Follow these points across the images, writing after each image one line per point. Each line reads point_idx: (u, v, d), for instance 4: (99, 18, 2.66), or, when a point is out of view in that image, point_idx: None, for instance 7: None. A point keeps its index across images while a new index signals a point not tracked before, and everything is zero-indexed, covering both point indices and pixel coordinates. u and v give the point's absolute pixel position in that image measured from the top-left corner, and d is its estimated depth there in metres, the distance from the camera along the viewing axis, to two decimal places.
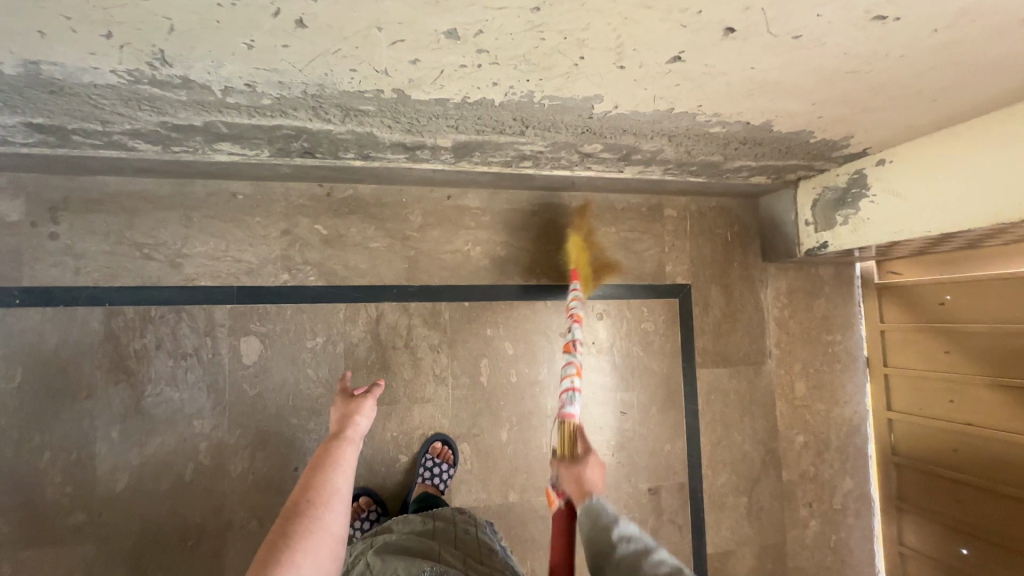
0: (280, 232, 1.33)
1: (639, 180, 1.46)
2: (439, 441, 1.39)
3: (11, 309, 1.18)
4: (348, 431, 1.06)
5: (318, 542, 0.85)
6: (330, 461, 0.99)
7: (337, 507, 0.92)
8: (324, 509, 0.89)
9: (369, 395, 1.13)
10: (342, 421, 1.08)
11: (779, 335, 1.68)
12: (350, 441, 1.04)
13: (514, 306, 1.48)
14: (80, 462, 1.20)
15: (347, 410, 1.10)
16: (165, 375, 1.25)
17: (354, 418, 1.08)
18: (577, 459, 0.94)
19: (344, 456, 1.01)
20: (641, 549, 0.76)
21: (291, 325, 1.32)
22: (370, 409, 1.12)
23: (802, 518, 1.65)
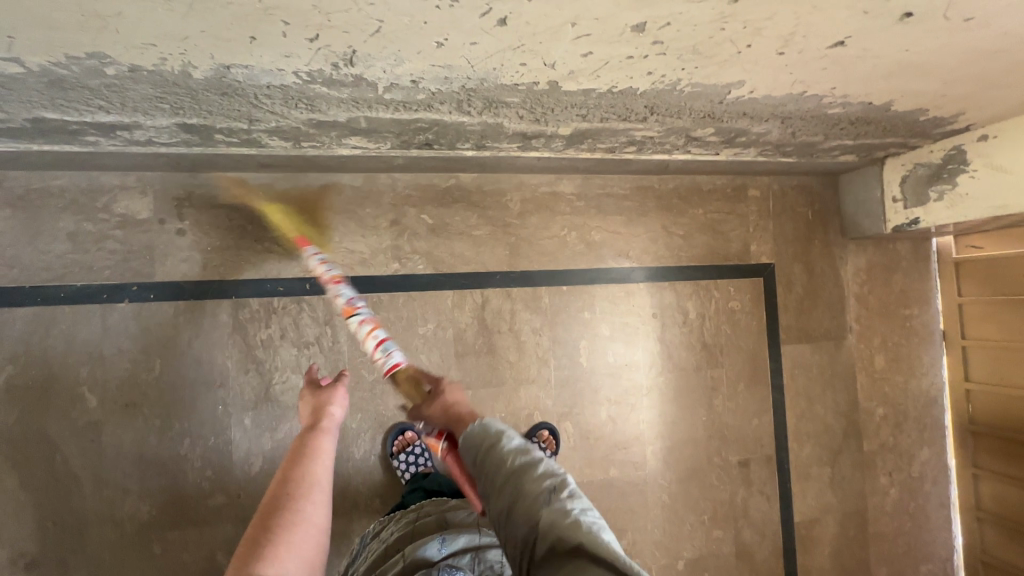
0: (390, 223, 1.37)
1: (731, 162, 1.49)
2: (547, 430, 1.43)
3: (147, 303, 1.24)
4: (323, 421, 0.87)
5: (300, 542, 0.66)
6: (302, 455, 0.79)
7: (320, 500, 0.73)
8: (305, 504, 0.71)
9: (339, 381, 0.93)
10: (315, 410, 0.88)
11: (859, 311, 1.71)
12: (326, 431, 0.85)
13: (609, 289, 1.52)
14: (217, 447, 1.26)
15: (318, 400, 0.91)
16: (290, 363, 1.30)
17: (328, 407, 0.89)
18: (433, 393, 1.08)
19: (320, 449, 0.82)
20: (528, 458, 0.75)
21: (404, 312, 1.37)
22: (343, 398, 0.92)
23: (882, 486, 1.70)
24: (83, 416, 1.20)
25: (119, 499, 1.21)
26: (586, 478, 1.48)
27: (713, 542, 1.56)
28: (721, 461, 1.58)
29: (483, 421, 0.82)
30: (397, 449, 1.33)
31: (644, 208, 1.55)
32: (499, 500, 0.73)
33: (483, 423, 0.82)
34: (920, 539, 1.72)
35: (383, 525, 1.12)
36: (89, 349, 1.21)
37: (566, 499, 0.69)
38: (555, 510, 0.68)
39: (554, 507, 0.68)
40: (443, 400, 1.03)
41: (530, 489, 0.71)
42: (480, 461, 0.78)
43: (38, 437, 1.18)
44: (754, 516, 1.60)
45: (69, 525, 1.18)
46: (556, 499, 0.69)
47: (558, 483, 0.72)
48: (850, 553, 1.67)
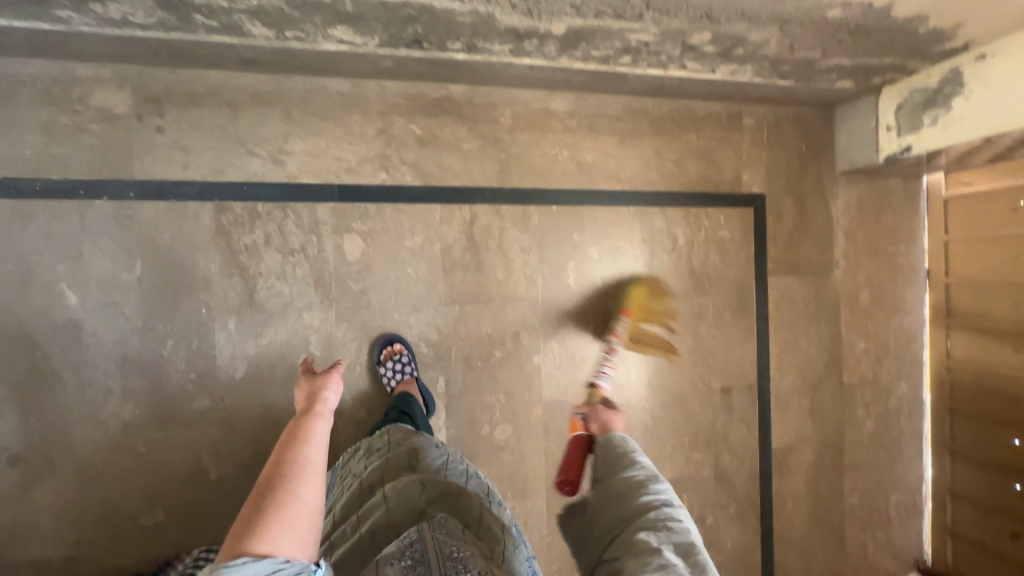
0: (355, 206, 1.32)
1: (726, 84, 1.46)
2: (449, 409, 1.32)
3: (127, 202, 1.21)
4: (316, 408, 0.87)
5: (293, 519, 0.65)
6: (297, 438, 0.78)
7: (315, 477, 0.71)
8: (299, 482, 0.69)
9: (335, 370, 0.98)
10: (309, 397, 0.91)
11: (847, 246, 1.71)
12: (318, 417, 0.85)
13: (599, 211, 1.50)
14: (201, 350, 1.25)
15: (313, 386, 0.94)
16: (275, 269, 1.29)
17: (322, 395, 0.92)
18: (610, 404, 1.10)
19: (313, 434, 0.80)
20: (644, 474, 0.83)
21: (391, 224, 1.35)
22: (337, 384, 0.95)
23: (860, 418, 1.73)
24: (63, 314, 1.18)
25: (101, 399, 1.20)
26: (571, 397, 1.49)
27: (693, 465, 1.59)
28: (704, 387, 1.60)
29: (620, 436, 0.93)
30: (384, 359, 1.33)
31: (637, 131, 1.53)
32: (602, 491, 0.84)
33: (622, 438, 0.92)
34: (894, 470, 1.77)
35: (354, 460, 1.12)
36: (68, 246, 1.18)
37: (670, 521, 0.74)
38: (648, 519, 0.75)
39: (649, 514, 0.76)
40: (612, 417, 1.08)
41: (637, 503, 0.79)
42: (604, 461, 0.89)
43: (17, 332, 1.16)
44: (734, 442, 1.63)
45: (51, 421, 1.18)
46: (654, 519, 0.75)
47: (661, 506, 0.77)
48: (826, 481, 1.71)
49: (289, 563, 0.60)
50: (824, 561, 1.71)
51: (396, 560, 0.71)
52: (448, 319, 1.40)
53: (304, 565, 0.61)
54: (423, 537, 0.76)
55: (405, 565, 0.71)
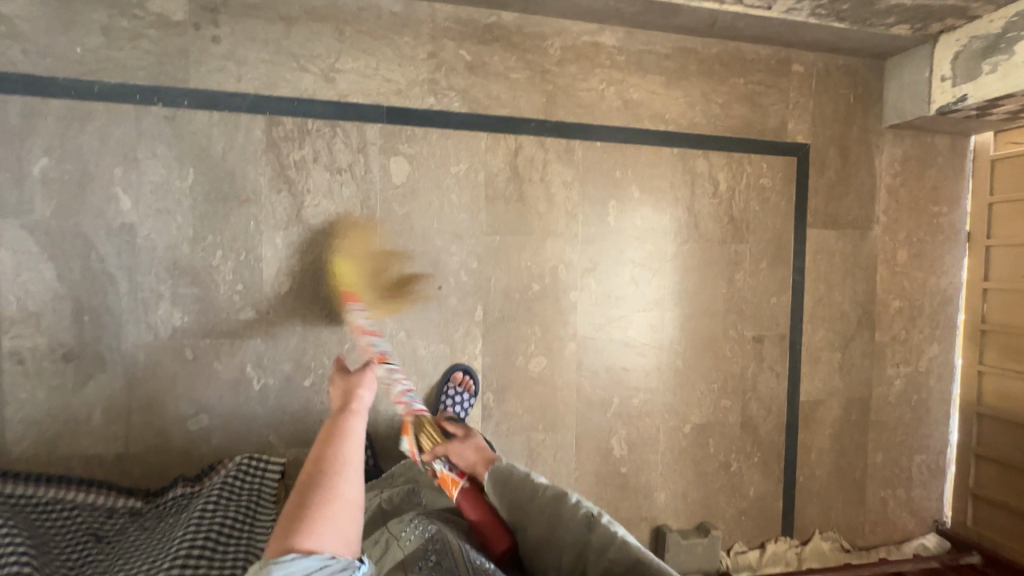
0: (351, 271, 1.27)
1: (780, 24, 1.44)
2: (461, 371, 1.40)
3: (182, 110, 1.22)
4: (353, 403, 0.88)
5: (335, 517, 0.71)
6: (339, 428, 0.83)
7: (356, 476, 0.76)
8: (340, 478, 0.74)
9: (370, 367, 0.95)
10: (343, 393, 0.90)
11: (889, 203, 1.70)
12: (359, 408, 0.87)
13: (643, 151, 1.49)
14: (248, 262, 1.27)
15: (349, 383, 0.92)
16: (322, 187, 1.30)
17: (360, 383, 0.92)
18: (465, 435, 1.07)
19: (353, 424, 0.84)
20: (559, 490, 0.89)
21: (437, 149, 1.36)
22: (371, 382, 0.93)
23: (889, 376, 1.74)
24: (118, 217, 1.20)
25: (152, 303, 1.23)
26: (605, 335, 1.50)
27: (720, 411, 1.60)
28: (737, 335, 1.60)
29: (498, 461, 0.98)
30: None
31: (685, 71, 1.51)
32: (536, 530, 0.86)
33: (503, 462, 0.98)
34: (919, 430, 1.77)
35: None
36: (123, 150, 1.20)
37: (607, 523, 0.82)
38: (599, 534, 0.80)
39: (599, 528, 0.81)
40: (476, 440, 1.06)
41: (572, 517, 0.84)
42: (510, 497, 0.92)
43: (74, 232, 1.19)
44: (763, 390, 1.63)
45: (104, 321, 1.21)
46: (596, 523, 0.82)
47: (592, 511, 0.85)
48: (851, 437, 1.72)
49: (335, 559, 0.67)
50: (844, 515, 1.73)
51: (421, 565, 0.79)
52: (489, 249, 1.41)
53: (348, 561, 0.69)
54: (438, 535, 0.85)
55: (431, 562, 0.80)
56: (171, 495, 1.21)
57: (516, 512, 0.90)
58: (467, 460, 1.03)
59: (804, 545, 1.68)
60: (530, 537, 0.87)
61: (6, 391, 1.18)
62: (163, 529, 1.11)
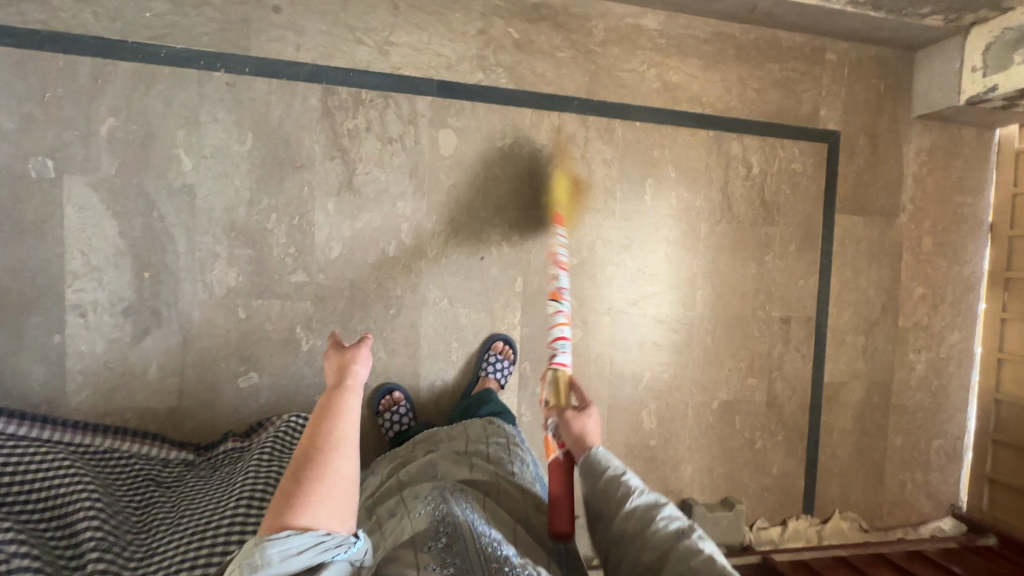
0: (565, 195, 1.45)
1: (817, 12, 1.48)
2: (501, 339, 1.44)
3: (243, 77, 1.26)
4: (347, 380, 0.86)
5: (332, 495, 0.69)
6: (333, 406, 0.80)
7: (349, 453, 0.74)
8: (335, 457, 0.72)
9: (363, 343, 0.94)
10: (337, 370, 0.88)
11: (915, 191, 1.74)
12: (352, 387, 0.85)
13: (680, 132, 1.54)
14: (301, 226, 1.31)
15: (343, 360, 0.90)
16: (374, 156, 1.34)
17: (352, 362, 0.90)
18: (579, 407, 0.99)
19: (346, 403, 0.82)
20: (651, 498, 0.84)
21: (484, 123, 1.40)
22: (366, 359, 0.92)
23: (911, 361, 1.78)
24: (178, 178, 1.25)
25: (208, 262, 1.27)
26: (639, 310, 1.55)
27: (747, 389, 1.65)
28: (765, 315, 1.64)
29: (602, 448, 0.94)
30: (383, 408, 1.36)
31: (723, 56, 1.55)
32: (620, 524, 0.82)
33: (605, 452, 0.94)
34: (938, 415, 1.81)
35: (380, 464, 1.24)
36: (185, 113, 1.24)
37: (697, 539, 0.76)
38: (685, 547, 0.75)
39: (685, 543, 0.76)
40: (586, 422, 0.97)
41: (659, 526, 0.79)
42: (603, 484, 0.88)
43: (136, 191, 1.23)
44: (788, 370, 1.67)
45: (161, 279, 1.25)
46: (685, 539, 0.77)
47: (683, 525, 0.80)
48: (872, 419, 1.76)
49: (331, 535, 0.66)
50: (863, 495, 1.77)
51: (431, 546, 0.77)
52: (530, 222, 1.45)
53: (343, 537, 0.68)
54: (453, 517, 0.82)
55: (441, 543, 0.77)
56: (222, 449, 1.25)
57: (604, 502, 0.86)
58: (567, 436, 0.97)
59: (824, 523, 1.72)
60: (613, 530, 0.83)
61: (68, 343, 1.22)
62: (219, 479, 1.15)
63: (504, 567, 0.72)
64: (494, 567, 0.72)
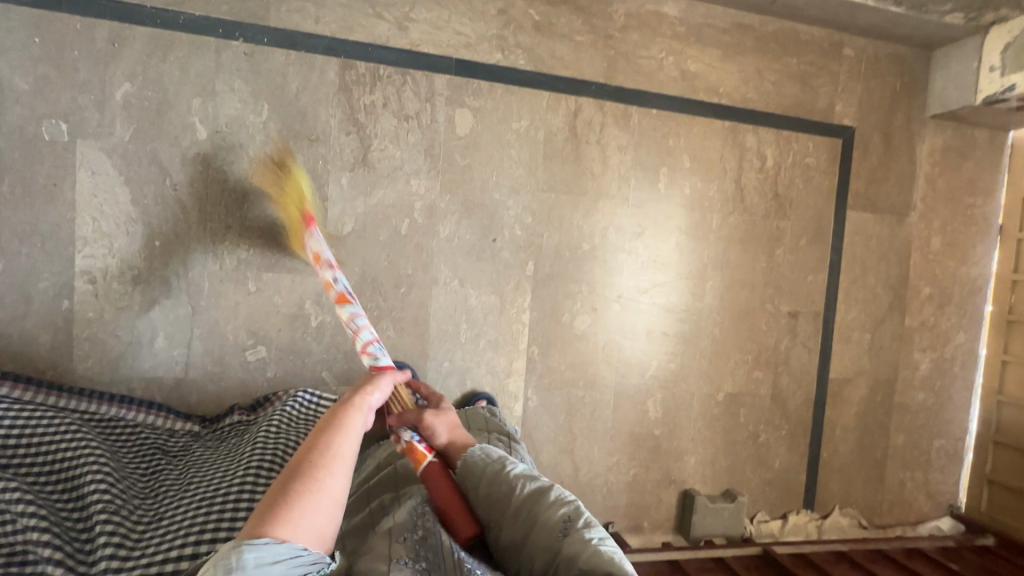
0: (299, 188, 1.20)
1: (838, 5, 1.48)
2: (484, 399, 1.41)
3: (261, 48, 1.25)
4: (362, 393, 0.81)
5: (314, 511, 0.64)
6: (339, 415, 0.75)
7: (342, 471, 0.69)
8: (326, 472, 0.67)
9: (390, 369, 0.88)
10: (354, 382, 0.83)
11: (926, 191, 1.74)
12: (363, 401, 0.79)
13: (696, 122, 1.53)
14: (314, 200, 1.30)
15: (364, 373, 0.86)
16: (390, 133, 1.33)
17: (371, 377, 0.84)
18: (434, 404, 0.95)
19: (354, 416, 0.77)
20: (539, 489, 0.83)
21: (500, 104, 1.39)
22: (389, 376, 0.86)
23: (915, 360, 1.78)
24: (192, 147, 1.23)
25: (219, 234, 1.26)
26: (648, 298, 1.55)
27: (753, 382, 1.65)
28: (773, 309, 1.64)
29: (484, 446, 0.91)
30: None
31: (742, 47, 1.55)
32: (511, 528, 0.80)
33: (485, 450, 0.91)
34: (940, 415, 1.82)
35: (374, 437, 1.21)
36: (201, 81, 1.22)
37: (582, 527, 0.75)
38: (570, 539, 0.73)
39: (574, 536, 0.74)
40: (449, 418, 0.94)
41: (549, 521, 0.77)
42: (488, 487, 0.85)
43: (150, 158, 1.21)
44: (794, 365, 1.68)
45: (171, 248, 1.24)
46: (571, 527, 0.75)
47: (571, 510, 0.78)
48: (875, 417, 1.76)
49: (307, 552, 0.61)
50: (863, 492, 1.78)
51: (406, 539, 0.77)
52: (543, 206, 1.44)
53: (320, 556, 0.63)
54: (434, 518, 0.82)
55: (416, 537, 0.78)
56: (227, 422, 1.24)
57: (494, 508, 0.84)
58: (436, 440, 0.93)
59: (824, 519, 1.73)
60: (502, 537, 0.81)
61: (75, 309, 1.21)
62: (225, 450, 1.14)
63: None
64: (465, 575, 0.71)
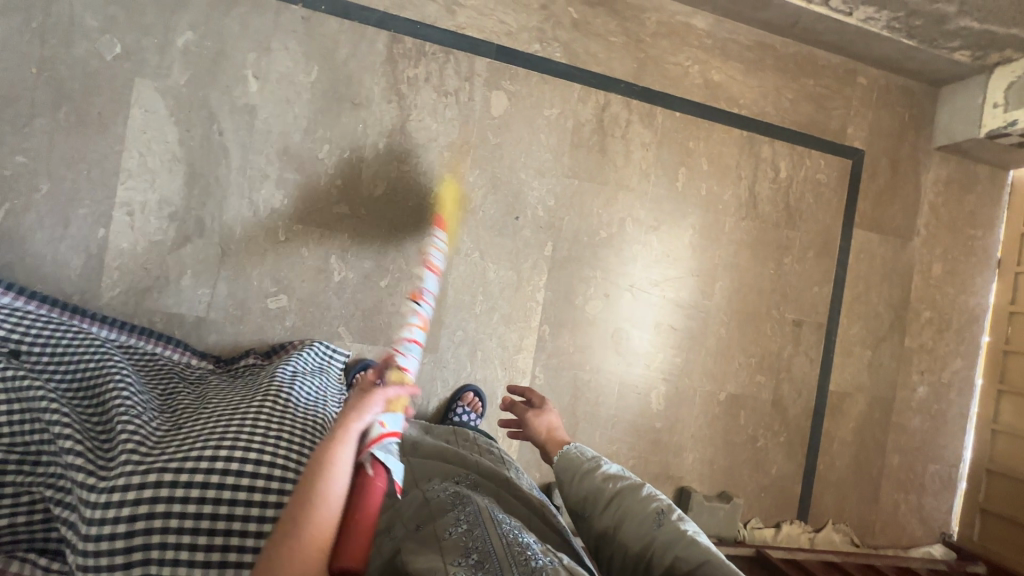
0: None
1: (856, 32, 1.58)
2: (472, 392, 1.44)
3: (318, 14, 1.33)
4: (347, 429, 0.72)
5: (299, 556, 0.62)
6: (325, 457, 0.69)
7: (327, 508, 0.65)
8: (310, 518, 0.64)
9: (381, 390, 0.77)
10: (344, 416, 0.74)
11: (929, 218, 1.81)
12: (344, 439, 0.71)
13: (716, 129, 1.61)
14: (350, 160, 1.36)
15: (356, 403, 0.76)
16: (429, 106, 1.40)
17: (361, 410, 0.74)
18: (539, 407, 1.20)
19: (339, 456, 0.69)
20: (633, 483, 0.96)
21: (535, 91, 1.47)
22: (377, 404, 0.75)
23: (913, 383, 1.82)
24: (243, 98, 1.30)
25: (257, 181, 1.31)
26: (659, 291, 1.59)
27: (755, 386, 1.67)
28: (778, 315, 1.69)
29: (579, 447, 1.05)
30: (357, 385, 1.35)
31: (763, 64, 1.65)
32: (603, 518, 0.93)
33: (580, 449, 1.05)
34: (936, 440, 1.84)
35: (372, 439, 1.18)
36: (259, 38, 1.30)
37: (677, 520, 0.88)
38: (669, 529, 0.86)
39: (670, 525, 0.87)
40: (549, 418, 1.18)
41: (647, 509, 0.90)
42: (586, 483, 0.97)
43: (201, 103, 1.27)
44: (796, 373, 1.71)
45: (209, 189, 1.29)
46: (664, 519, 0.88)
47: (664, 505, 0.92)
48: (872, 434, 1.78)
49: None
50: (857, 510, 1.78)
51: (453, 533, 0.79)
52: (567, 191, 1.50)
53: None
54: (473, 506, 0.84)
55: (462, 528, 0.80)
56: (243, 362, 1.27)
57: (588, 499, 0.96)
58: (539, 434, 1.15)
59: (817, 532, 1.72)
60: (597, 524, 0.93)
61: (110, 239, 1.24)
62: (241, 382, 1.16)
63: (526, 553, 0.75)
64: (518, 551, 0.74)
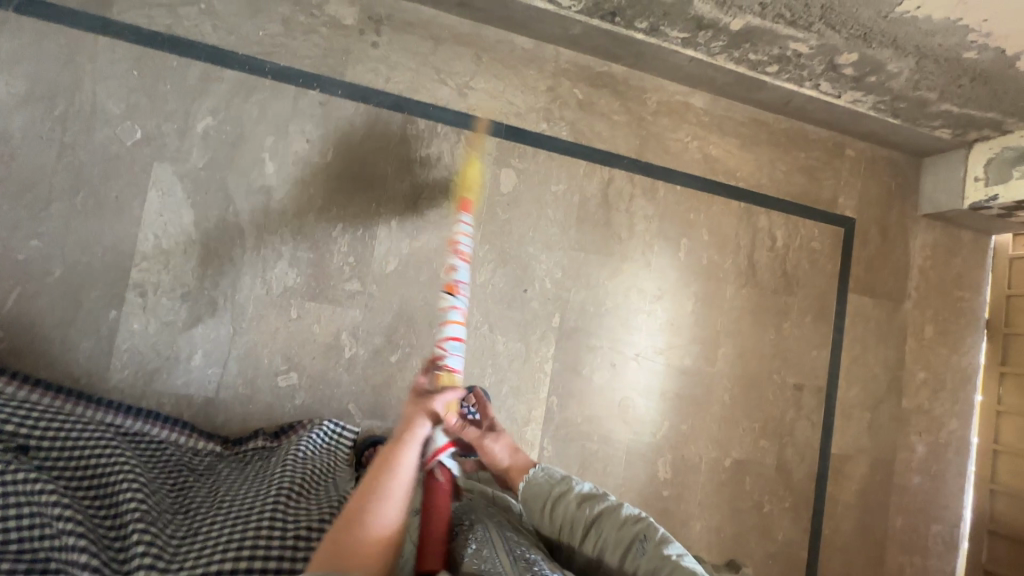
0: None
1: (844, 112, 1.67)
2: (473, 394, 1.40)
3: (334, 98, 1.37)
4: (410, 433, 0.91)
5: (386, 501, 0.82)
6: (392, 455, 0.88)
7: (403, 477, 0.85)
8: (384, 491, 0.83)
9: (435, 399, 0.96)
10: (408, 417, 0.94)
11: (920, 281, 1.88)
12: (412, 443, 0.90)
13: (716, 201, 1.67)
14: (362, 238, 1.38)
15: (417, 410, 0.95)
16: (440, 184, 1.44)
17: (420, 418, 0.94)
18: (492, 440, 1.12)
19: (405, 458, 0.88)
20: (604, 502, 1.01)
21: (542, 168, 1.52)
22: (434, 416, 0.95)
23: (912, 443, 1.85)
24: (259, 180, 1.32)
25: (270, 260, 1.32)
26: (665, 358, 1.62)
27: (759, 451, 1.69)
28: (780, 380, 1.72)
29: (546, 468, 1.09)
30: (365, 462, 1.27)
31: (757, 139, 1.72)
32: (584, 547, 0.97)
33: (547, 472, 1.08)
34: (937, 500, 1.86)
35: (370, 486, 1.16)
36: (277, 122, 1.33)
37: (655, 537, 0.92)
38: (651, 556, 0.90)
39: (648, 544, 0.91)
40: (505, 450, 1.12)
41: (622, 529, 0.95)
42: (560, 510, 1.02)
43: (218, 185, 1.30)
44: (799, 437, 1.73)
45: (222, 268, 1.30)
46: (641, 538, 0.93)
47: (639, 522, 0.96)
48: (875, 496, 1.80)
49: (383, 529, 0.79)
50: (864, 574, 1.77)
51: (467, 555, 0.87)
52: (573, 263, 1.54)
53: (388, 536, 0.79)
54: (481, 526, 0.92)
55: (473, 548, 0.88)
56: (251, 446, 1.25)
57: (563, 528, 1.00)
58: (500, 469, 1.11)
59: None
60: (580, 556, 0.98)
61: (122, 320, 1.24)
62: (252, 471, 1.15)
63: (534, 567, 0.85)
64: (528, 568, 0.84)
